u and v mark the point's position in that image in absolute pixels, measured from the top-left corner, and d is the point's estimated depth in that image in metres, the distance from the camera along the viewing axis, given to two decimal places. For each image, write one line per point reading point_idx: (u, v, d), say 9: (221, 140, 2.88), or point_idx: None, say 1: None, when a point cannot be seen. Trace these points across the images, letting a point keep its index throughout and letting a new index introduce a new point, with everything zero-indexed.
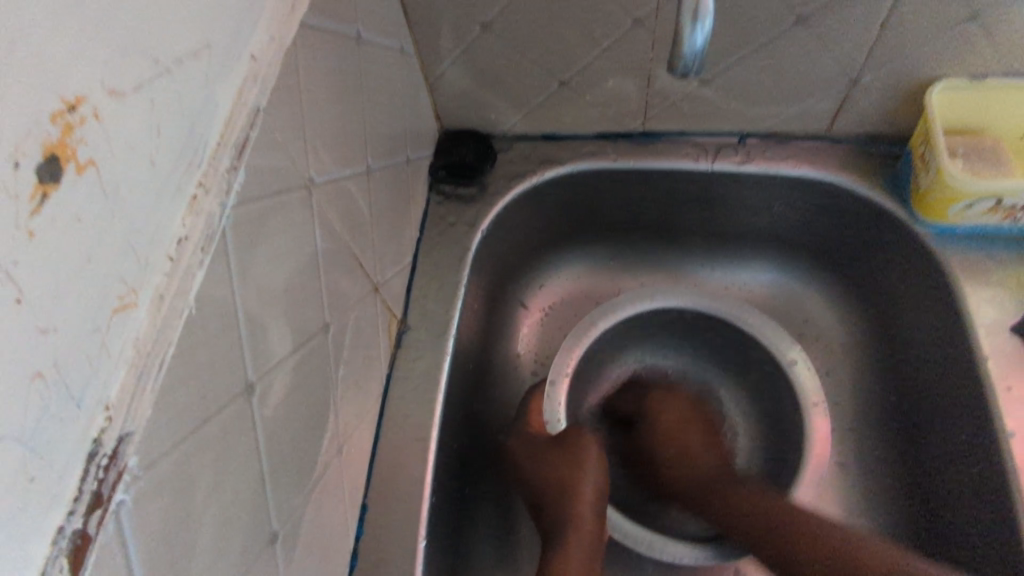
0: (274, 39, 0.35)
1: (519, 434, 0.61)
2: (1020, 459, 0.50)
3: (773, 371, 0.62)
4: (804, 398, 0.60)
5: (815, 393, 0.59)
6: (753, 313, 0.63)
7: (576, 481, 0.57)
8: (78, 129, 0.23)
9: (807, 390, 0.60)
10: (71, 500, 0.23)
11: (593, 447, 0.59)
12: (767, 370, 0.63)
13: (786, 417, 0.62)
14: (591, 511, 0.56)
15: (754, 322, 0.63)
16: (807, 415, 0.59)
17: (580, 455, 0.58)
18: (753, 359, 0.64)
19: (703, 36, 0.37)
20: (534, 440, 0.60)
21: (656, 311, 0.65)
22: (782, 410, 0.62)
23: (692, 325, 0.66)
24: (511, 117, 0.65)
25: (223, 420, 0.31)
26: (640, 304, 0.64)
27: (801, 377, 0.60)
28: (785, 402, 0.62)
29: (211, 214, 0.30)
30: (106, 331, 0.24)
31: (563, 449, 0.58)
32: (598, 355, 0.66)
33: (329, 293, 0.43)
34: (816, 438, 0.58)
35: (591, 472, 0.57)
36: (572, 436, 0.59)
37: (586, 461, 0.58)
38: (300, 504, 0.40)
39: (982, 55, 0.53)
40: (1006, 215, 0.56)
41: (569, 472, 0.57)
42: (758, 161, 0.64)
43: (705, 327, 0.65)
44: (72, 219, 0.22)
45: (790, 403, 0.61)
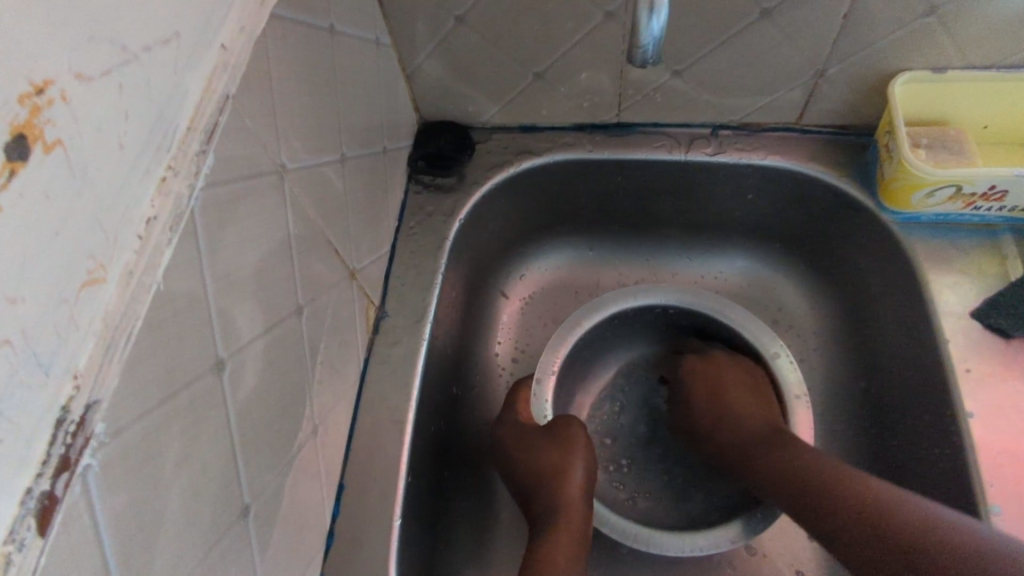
0: (243, 29, 0.36)
1: (507, 422, 0.62)
2: (977, 438, 0.52)
3: (757, 367, 0.65)
4: (788, 391, 0.62)
5: (798, 386, 0.62)
6: (739, 310, 0.65)
7: (566, 467, 0.58)
8: (46, 111, 0.24)
9: (791, 383, 0.62)
10: (39, 463, 0.24)
11: (581, 433, 0.60)
12: (752, 366, 0.65)
13: (767, 412, 0.63)
14: (581, 498, 0.57)
15: (741, 318, 0.65)
16: (791, 408, 0.62)
17: (572, 446, 0.59)
18: (737, 355, 0.66)
19: (659, 25, 0.38)
20: (523, 429, 0.61)
21: (646, 306, 0.66)
22: (764, 408, 0.64)
23: (680, 320, 0.68)
24: (489, 109, 0.66)
25: (190, 394, 0.32)
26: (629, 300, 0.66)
27: (784, 371, 0.62)
28: (768, 397, 0.63)
29: (179, 195, 0.31)
30: (74, 304, 0.26)
31: (553, 439, 0.59)
32: (585, 350, 0.67)
33: (302, 277, 0.45)
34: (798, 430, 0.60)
35: (580, 461, 0.58)
36: (560, 424, 0.60)
37: (575, 451, 0.59)
38: (273, 480, 0.41)
39: (942, 47, 0.55)
40: (967, 204, 0.57)
41: (561, 460, 0.58)
42: (730, 152, 0.65)
43: (693, 323, 0.67)
44: (40, 196, 0.24)
45: (774, 401, 0.63)
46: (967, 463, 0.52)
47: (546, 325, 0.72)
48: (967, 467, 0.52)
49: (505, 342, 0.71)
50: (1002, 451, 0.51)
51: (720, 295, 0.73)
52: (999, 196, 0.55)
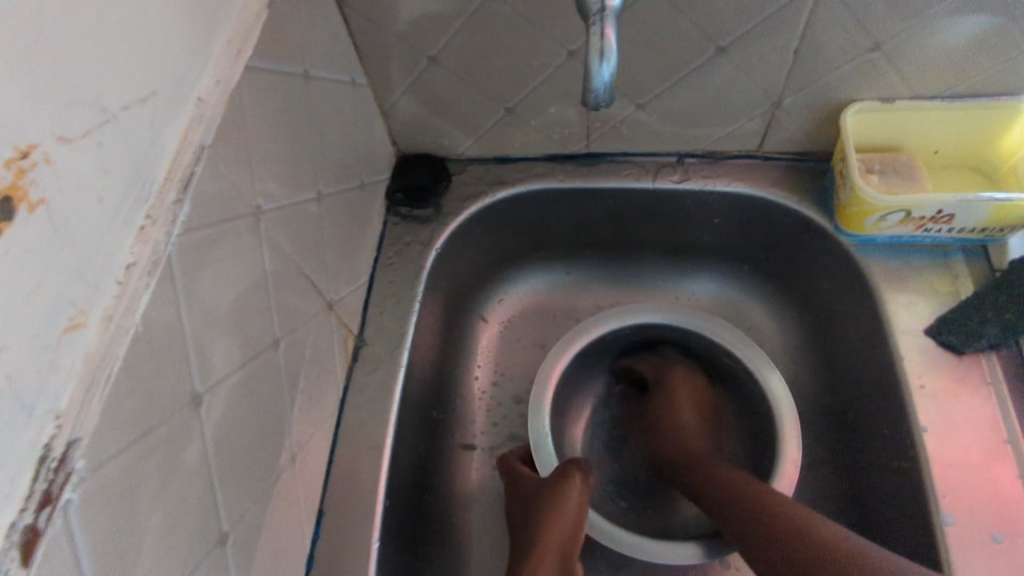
0: (219, 83, 0.39)
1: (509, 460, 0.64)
2: (931, 451, 0.54)
3: (747, 386, 0.66)
4: (774, 406, 0.63)
5: (785, 401, 0.63)
6: (724, 329, 0.67)
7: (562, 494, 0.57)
8: (30, 173, 0.26)
9: (778, 399, 0.63)
10: (23, 499, 0.26)
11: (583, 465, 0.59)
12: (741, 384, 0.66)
13: (758, 429, 0.64)
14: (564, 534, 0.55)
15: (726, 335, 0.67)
16: (777, 422, 0.62)
17: (566, 480, 0.58)
18: (725, 373, 0.68)
19: (609, 70, 0.41)
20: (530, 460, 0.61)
21: (637, 322, 0.68)
22: (757, 425, 0.65)
23: (669, 339, 0.70)
24: (463, 142, 0.69)
25: (168, 429, 0.34)
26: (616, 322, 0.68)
27: (771, 387, 0.63)
28: (758, 413, 0.65)
29: (157, 242, 0.33)
30: (57, 348, 0.28)
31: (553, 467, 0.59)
32: (579, 368, 0.69)
33: (279, 311, 0.47)
34: (786, 454, 0.60)
35: (575, 492, 0.57)
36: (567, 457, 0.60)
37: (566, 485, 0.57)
38: (251, 508, 0.43)
39: (888, 80, 0.58)
40: (918, 226, 0.60)
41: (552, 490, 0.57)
42: (695, 180, 0.68)
43: (683, 343, 0.69)
44: (24, 251, 0.26)
45: (764, 418, 0.64)
46: (923, 475, 0.54)
47: (524, 348, 0.74)
48: (923, 480, 0.54)
49: (484, 367, 0.73)
50: (956, 464, 0.54)
51: (693, 315, 0.75)
52: (947, 218, 0.58)
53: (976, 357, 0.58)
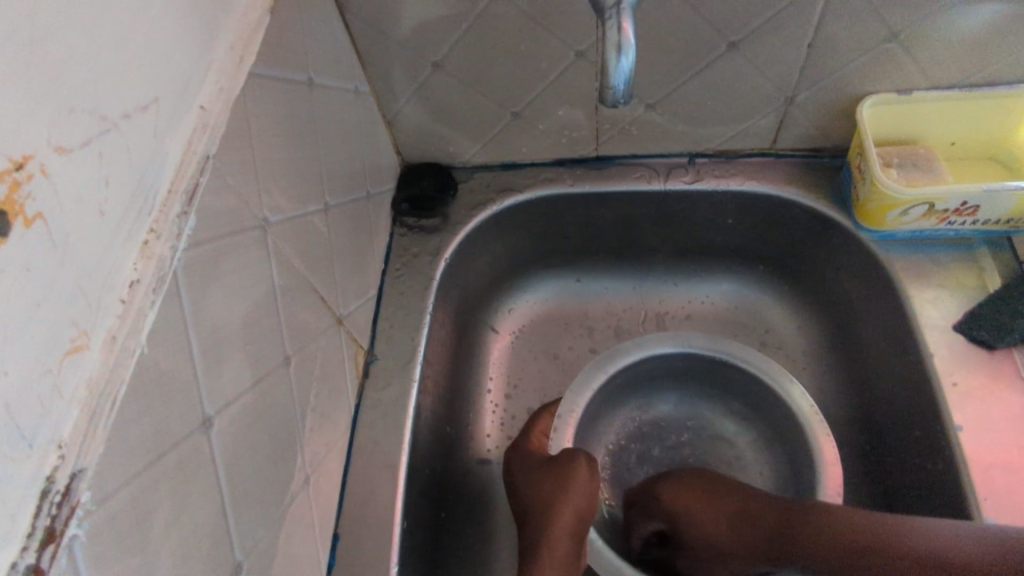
0: (222, 91, 0.37)
1: (519, 448, 0.62)
2: (969, 451, 0.52)
3: (777, 406, 0.63)
4: (808, 426, 0.60)
5: (819, 416, 0.60)
6: (751, 352, 0.64)
7: (559, 499, 0.56)
8: (26, 185, 0.24)
9: (811, 417, 0.60)
10: (24, 537, 0.24)
11: (582, 464, 0.58)
12: (769, 403, 0.63)
13: (791, 444, 0.62)
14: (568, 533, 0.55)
15: (753, 359, 0.63)
16: (814, 433, 0.59)
17: (564, 486, 0.56)
18: (755, 396, 0.65)
19: (628, 65, 0.39)
20: (532, 460, 0.61)
21: (655, 355, 0.65)
22: (792, 446, 0.62)
23: (689, 365, 0.66)
24: (470, 149, 0.67)
25: (178, 454, 0.32)
26: (638, 349, 0.64)
27: (803, 409, 0.60)
28: (789, 429, 0.62)
29: (162, 257, 0.32)
30: (58, 372, 0.26)
31: (550, 468, 0.58)
32: (603, 402, 0.66)
33: (290, 327, 0.45)
34: (824, 454, 0.58)
35: (575, 497, 0.56)
36: (562, 456, 0.58)
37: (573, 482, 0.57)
38: (267, 533, 0.41)
39: (905, 71, 0.57)
40: (940, 219, 0.58)
41: (557, 489, 0.56)
42: (707, 180, 0.67)
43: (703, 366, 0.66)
44: (21, 269, 0.24)
45: (795, 435, 0.61)
46: (961, 476, 0.52)
47: (536, 359, 0.72)
48: (962, 483, 0.52)
49: (497, 379, 0.71)
50: (997, 464, 0.52)
51: (708, 319, 0.74)
52: (972, 210, 0.56)
53: (1008, 350, 0.57)
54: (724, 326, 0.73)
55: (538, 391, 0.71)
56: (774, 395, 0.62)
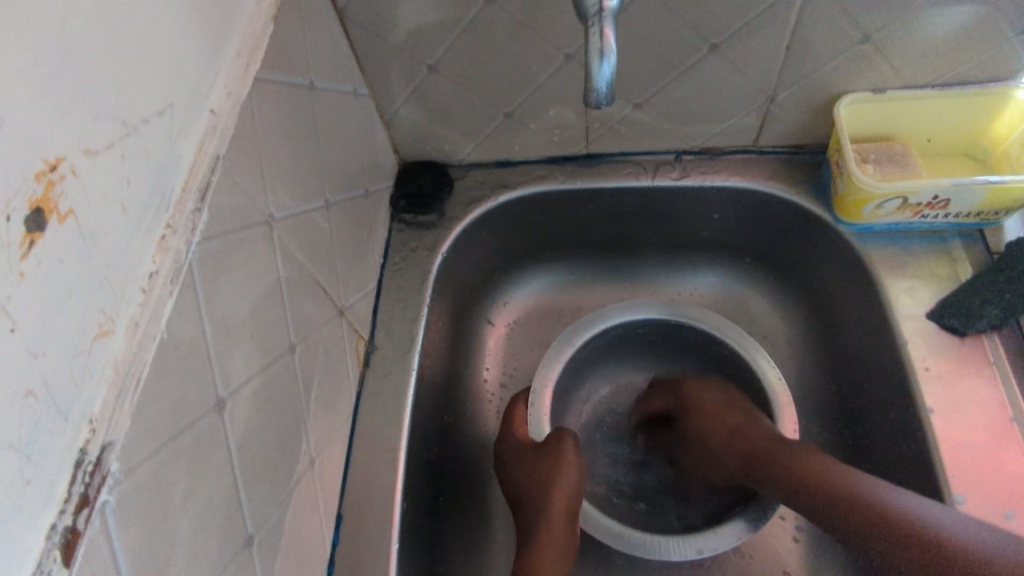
0: (230, 95, 0.40)
1: (509, 439, 0.63)
2: (940, 432, 0.55)
3: (741, 370, 0.66)
4: (773, 393, 0.63)
5: (782, 387, 0.63)
6: (715, 317, 0.67)
7: (553, 483, 0.59)
8: (59, 185, 0.27)
9: (774, 384, 0.63)
10: (62, 501, 0.27)
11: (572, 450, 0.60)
12: (734, 369, 0.67)
13: (758, 410, 0.65)
14: (563, 521, 0.58)
15: (717, 324, 0.67)
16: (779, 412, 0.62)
17: (558, 470, 0.59)
18: (723, 361, 0.68)
19: (609, 69, 0.42)
20: (519, 445, 0.63)
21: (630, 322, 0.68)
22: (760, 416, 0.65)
23: (658, 334, 0.69)
24: (464, 148, 0.70)
25: (195, 432, 0.35)
26: (610, 316, 0.68)
27: (766, 372, 0.64)
28: (756, 395, 0.65)
29: (178, 250, 0.34)
30: (88, 355, 0.28)
31: (543, 453, 0.60)
32: (578, 369, 0.69)
33: (294, 317, 0.47)
34: (787, 432, 0.60)
35: (569, 481, 0.59)
36: (553, 441, 0.61)
37: (564, 472, 0.59)
38: (275, 510, 0.43)
39: (879, 71, 0.59)
40: (914, 212, 0.61)
41: (550, 476, 0.59)
42: (693, 176, 0.69)
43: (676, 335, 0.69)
44: (55, 262, 0.27)
45: (759, 399, 0.65)
46: (931, 455, 0.55)
47: (530, 348, 0.75)
48: (933, 462, 0.55)
49: (493, 369, 0.74)
50: (965, 443, 0.55)
51: None
52: (943, 204, 0.59)
53: (979, 338, 0.59)
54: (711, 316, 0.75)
55: (533, 380, 0.74)
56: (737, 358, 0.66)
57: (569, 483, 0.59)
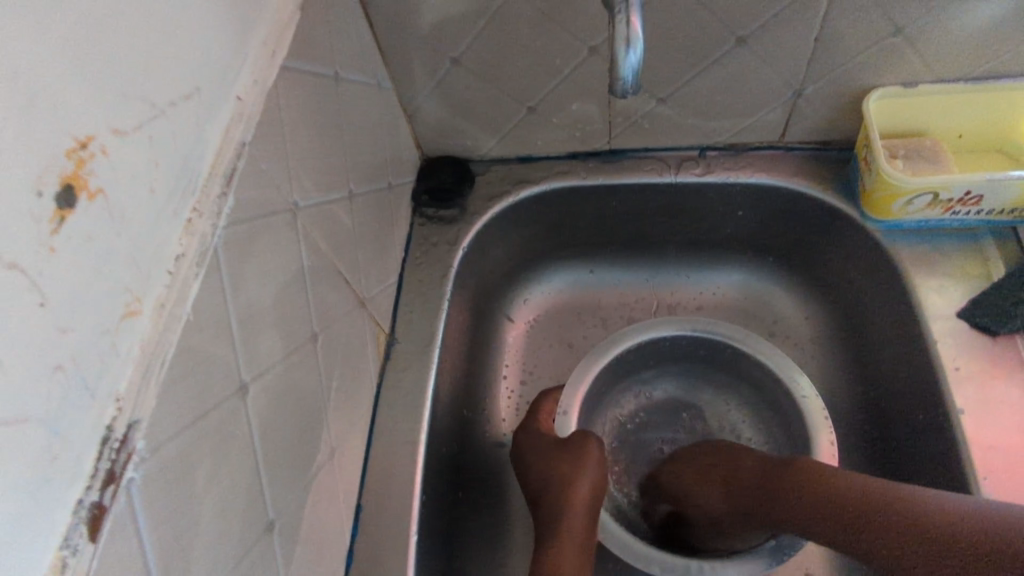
0: (256, 82, 0.40)
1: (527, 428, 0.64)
2: (971, 433, 0.54)
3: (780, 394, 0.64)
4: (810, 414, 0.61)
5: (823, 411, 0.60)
6: (750, 336, 0.66)
7: (573, 480, 0.57)
8: (89, 163, 0.27)
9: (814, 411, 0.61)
10: (89, 477, 0.27)
11: (595, 451, 0.59)
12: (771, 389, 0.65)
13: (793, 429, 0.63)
14: (583, 525, 0.56)
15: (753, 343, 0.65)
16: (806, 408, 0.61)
17: (578, 470, 0.58)
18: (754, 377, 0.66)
19: (636, 57, 0.41)
20: (541, 442, 0.61)
21: (670, 338, 0.67)
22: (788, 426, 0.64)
23: (687, 348, 0.68)
24: (486, 143, 0.70)
25: (219, 415, 0.35)
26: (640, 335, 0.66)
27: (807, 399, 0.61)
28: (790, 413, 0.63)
29: (205, 234, 0.34)
30: (116, 332, 0.29)
31: (565, 453, 0.59)
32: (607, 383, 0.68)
33: (317, 306, 0.47)
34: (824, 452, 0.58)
35: (587, 479, 0.58)
36: (575, 442, 0.60)
37: (585, 472, 0.58)
38: (295, 498, 0.43)
39: (909, 65, 0.58)
40: (945, 209, 0.59)
41: (570, 477, 0.57)
42: (717, 173, 0.68)
43: (715, 358, 0.68)
44: (85, 239, 0.27)
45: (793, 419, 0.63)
46: (961, 456, 0.54)
47: (552, 346, 0.75)
48: (963, 463, 0.53)
49: (513, 366, 0.74)
50: (998, 446, 0.53)
51: (721, 308, 0.75)
52: (975, 200, 0.58)
53: (1012, 337, 0.58)
54: (735, 315, 0.74)
55: (553, 378, 0.73)
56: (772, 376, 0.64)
57: (588, 482, 0.57)
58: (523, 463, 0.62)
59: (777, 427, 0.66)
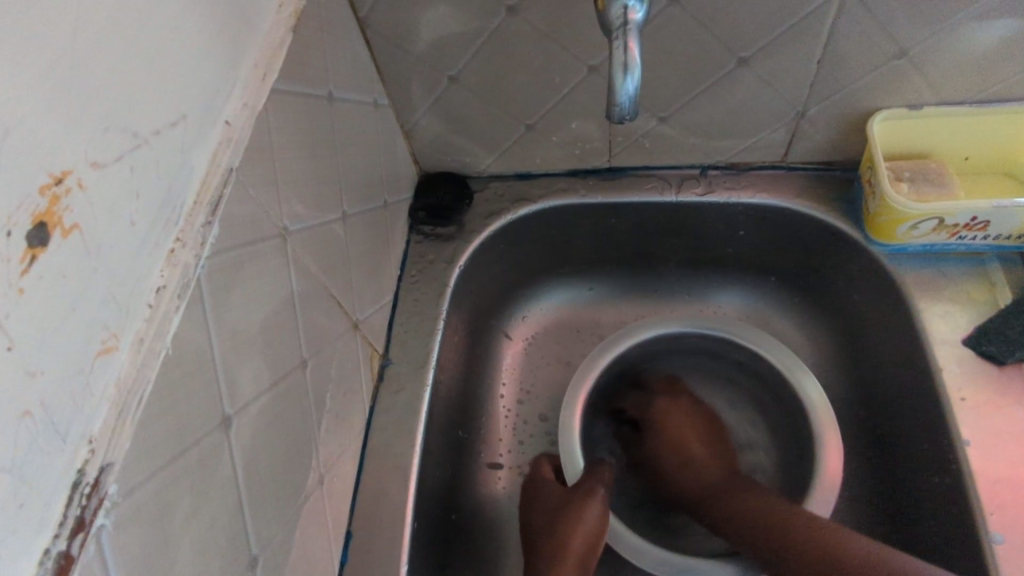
0: (247, 105, 0.39)
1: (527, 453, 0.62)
2: (976, 465, 0.53)
3: (784, 393, 0.64)
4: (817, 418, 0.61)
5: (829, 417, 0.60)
6: (753, 334, 0.65)
7: (581, 506, 0.57)
8: (64, 199, 0.26)
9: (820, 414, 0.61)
10: (56, 525, 0.26)
11: (603, 481, 0.59)
12: (775, 385, 0.65)
13: (799, 433, 0.62)
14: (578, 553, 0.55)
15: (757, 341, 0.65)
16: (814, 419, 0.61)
17: (587, 497, 0.57)
18: (760, 379, 0.66)
19: (634, 83, 0.40)
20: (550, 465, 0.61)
21: (661, 341, 0.66)
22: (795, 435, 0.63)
23: (690, 350, 0.68)
24: (485, 160, 0.69)
25: (199, 450, 0.34)
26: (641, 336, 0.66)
27: (812, 400, 0.61)
28: (798, 417, 0.63)
29: (187, 264, 0.34)
30: (90, 372, 0.28)
31: (574, 479, 0.59)
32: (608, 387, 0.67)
33: (307, 330, 0.47)
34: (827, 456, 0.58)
35: (595, 509, 0.57)
36: (585, 468, 0.60)
37: (592, 501, 0.57)
38: (281, 529, 0.42)
39: (916, 86, 0.57)
40: (952, 233, 0.58)
41: (577, 503, 0.57)
42: (718, 192, 0.67)
43: (702, 355, 0.67)
44: (58, 277, 0.26)
45: (800, 417, 0.62)
46: (965, 491, 0.52)
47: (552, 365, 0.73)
48: (967, 496, 0.52)
49: (510, 385, 0.73)
50: (1003, 479, 0.52)
51: None
52: (982, 225, 0.57)
53: (1018, 367, 0.57)
54: None
55: (550, 398, 0.72)
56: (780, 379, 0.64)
57: (590, 519, 0.56)
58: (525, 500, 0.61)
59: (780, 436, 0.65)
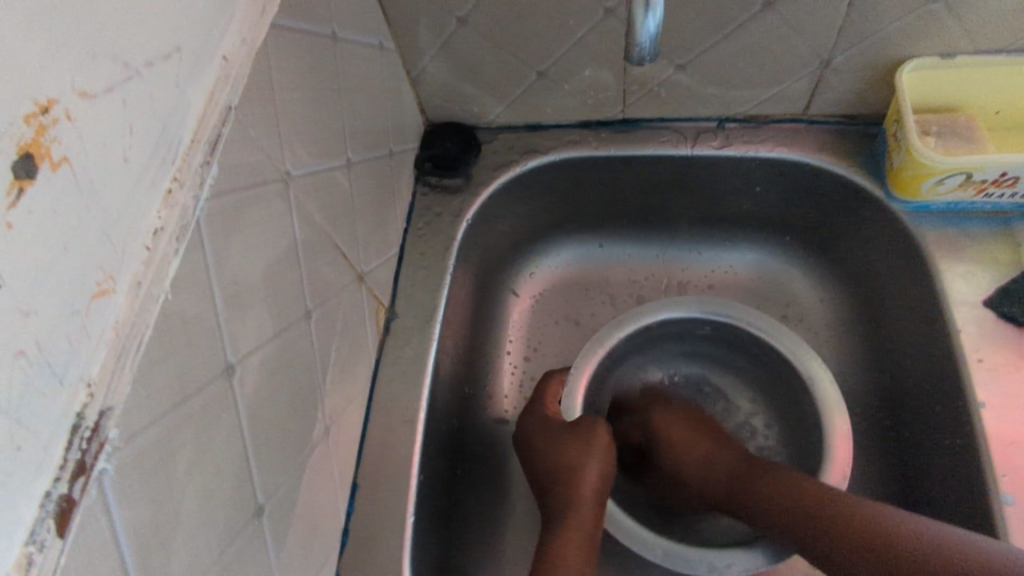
0: (245, 41, 0.37)
1: (536, 416, 0.61)
2: (992, 428, 0.52)
3: (785, 372, 0.62)
4: (823, 399, 0.59)
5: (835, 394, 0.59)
6: (752, 313, 0.63)
7: (581, 468, 0.56)
8: (51, 129, 0.25)
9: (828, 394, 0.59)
10: (58, 467, 0.25)
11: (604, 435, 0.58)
12: (778, 368, 0.63)
13: (801, 408, 0.62)
14: (590, 512, 0.54)
15: (755, 323, 0.63)
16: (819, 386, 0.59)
17: (585, 455, 0.56)
18: (763, 359, 0.64)
19: (655, 21, 0.38)
20: (550, 426, 0.60)
21: (672, 318, 0.64)
22: (800, 410, 0.62)
23: (692, 332, 0.66)
24: (494, 109, 0.67)
25: (201, 398, 0.33)
26: (644, 317, 0.64)
27: (819, 382, 0.59)
28: (799, 393, 0.61)
29: (185, 206, 0.32)
30: (86, 314, 0.26)
31: (575, 437, 0.57)
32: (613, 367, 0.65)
33: (311, 280, 0.45)
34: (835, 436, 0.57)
35: (597, 466, 0.56)
36: (583, 425, 0.58)
37: (590, 462, 0.56)
38: (287, 479, 0.42)
39: (950, 34, 0.54)
40: (978, 190, 0.56)
41: (576, 462, 0.56)
42: (736, 145, 0.65)
43: (704, 336, 0.66)
44: (48, 213, 0.24)
45: (802, 392, 0.61)
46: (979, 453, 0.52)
47: (557, 325, 0.72)
48: (981, 458, 0.51)
49: (516, 341, 0.72)
50: (1019, 443, 0.51)
51: (732, 288, 0.73)
52: (1011, 182, 0.54)
53: None
54: (748, 296, 0.72)
55: (558, 356, 0.71)
56: (784, 359, 0.62)
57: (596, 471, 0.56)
58: (528, 444, 0.60)
59: (783, 402, 0.64)
